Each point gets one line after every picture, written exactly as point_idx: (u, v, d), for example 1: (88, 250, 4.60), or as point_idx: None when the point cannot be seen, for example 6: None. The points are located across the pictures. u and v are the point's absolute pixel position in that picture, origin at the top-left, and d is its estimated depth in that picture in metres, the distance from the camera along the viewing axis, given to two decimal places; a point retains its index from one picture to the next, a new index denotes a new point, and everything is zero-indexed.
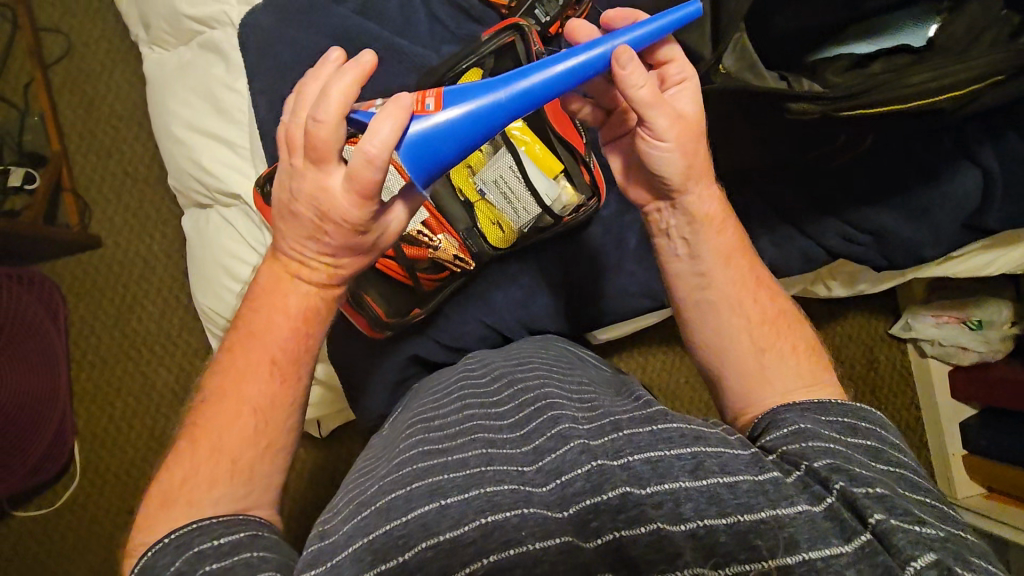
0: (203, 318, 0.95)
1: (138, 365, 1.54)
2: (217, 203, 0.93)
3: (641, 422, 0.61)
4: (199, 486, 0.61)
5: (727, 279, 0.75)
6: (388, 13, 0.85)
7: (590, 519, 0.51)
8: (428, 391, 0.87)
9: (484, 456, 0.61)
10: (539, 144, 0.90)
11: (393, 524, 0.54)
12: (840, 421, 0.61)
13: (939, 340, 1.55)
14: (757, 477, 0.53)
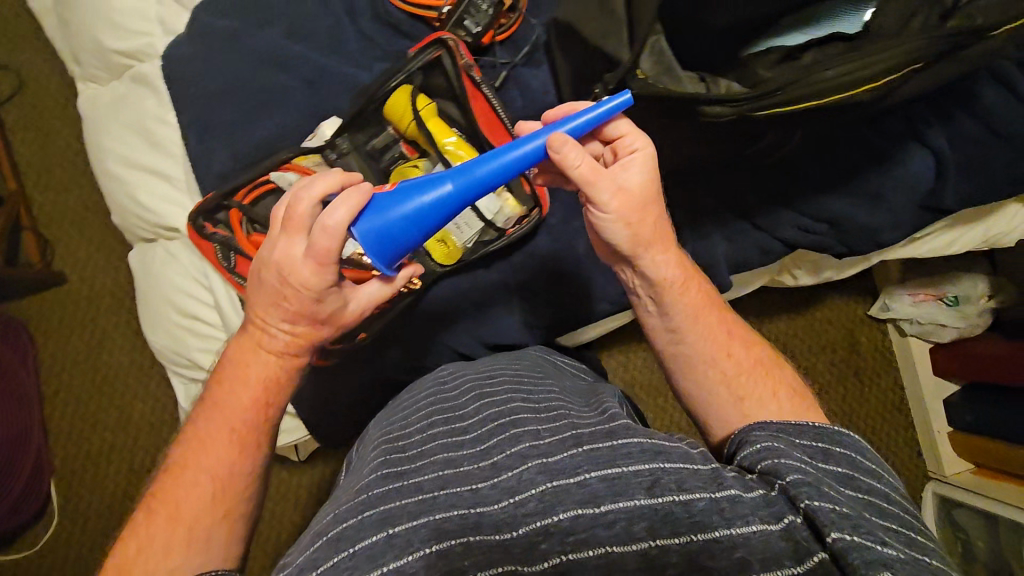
0: (160, 357, 0.93)
1: (112, 401, 1.53)
2: (164, 239, 0.91)
3: (603, 438, 0.60)
4: (154, 556, 0.57)
5: (704, 319, 0.73)
6: (314, 32, 0.83)
7: (539, 542, 0.50)
8: (398, 405, 0.85)
9: (440, 479, 0.60)
10: None
11: (342, 556, 0.50)
12: (812, 443, 0.59)
13: (917, 318, 1.55)
14: (714, 493, 0.51)
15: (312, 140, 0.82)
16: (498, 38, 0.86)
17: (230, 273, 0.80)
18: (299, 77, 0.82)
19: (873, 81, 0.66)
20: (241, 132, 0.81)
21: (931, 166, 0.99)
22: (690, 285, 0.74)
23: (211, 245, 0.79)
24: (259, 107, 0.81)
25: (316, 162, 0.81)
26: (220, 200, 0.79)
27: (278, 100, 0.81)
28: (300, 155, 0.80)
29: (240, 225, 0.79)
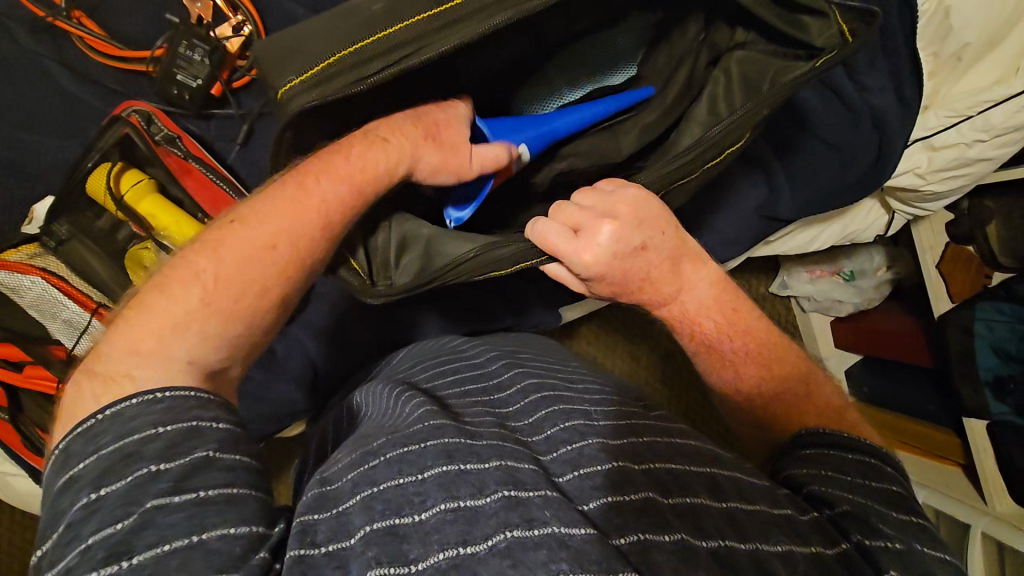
0: None
1: None
2: None
3: (657, 430, 0.51)
4: (166, 354, 0.43)
5: (720, 328, 0.61)
6: (47, 111, 0.83)
7: (612, 516, 0.40)
8: (404, 366, 0.73)
9: (499, 431, 0.48)
10: (176, 224, 0.69)
11: (409, 479, 0.40)
12: (863, 460, 0.53)
13: (814, 297, 1.34)
14: (773, 508, 0.45)
15: (32, 225, 0.75)
16: (233, 85, 0.76)
17: None
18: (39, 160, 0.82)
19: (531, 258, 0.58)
20: None
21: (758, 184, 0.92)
22: (651, 290, 0.61)
23: None
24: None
25: (31, 253, 0.74)
26: None
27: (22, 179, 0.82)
28: (9, 249, 0.73)
29: None
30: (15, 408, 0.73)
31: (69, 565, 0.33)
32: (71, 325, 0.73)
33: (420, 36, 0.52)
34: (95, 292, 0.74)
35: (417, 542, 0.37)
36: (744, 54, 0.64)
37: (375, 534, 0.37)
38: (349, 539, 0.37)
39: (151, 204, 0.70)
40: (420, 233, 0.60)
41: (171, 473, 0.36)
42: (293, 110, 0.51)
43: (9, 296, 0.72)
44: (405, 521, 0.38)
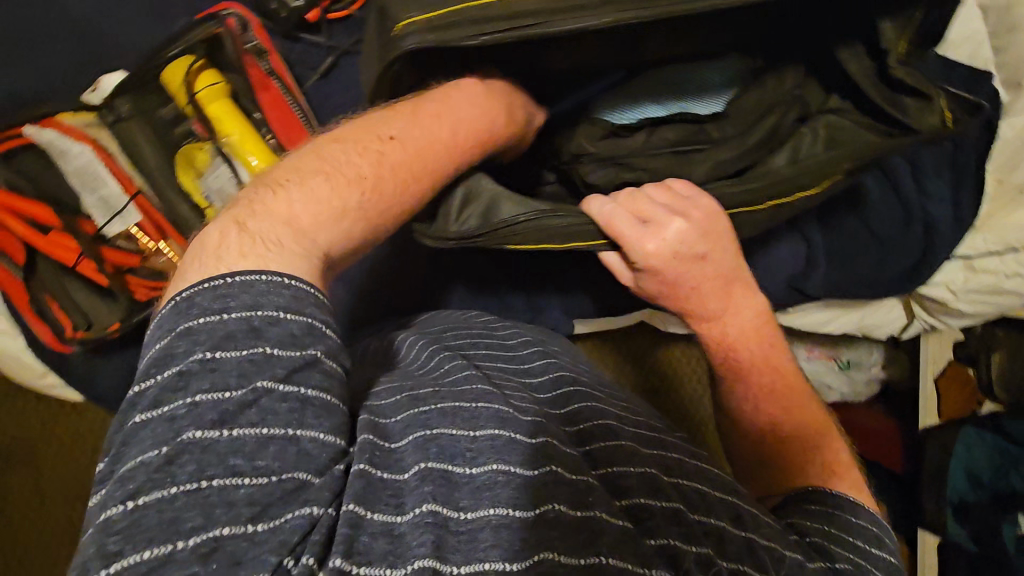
0: None
1: None
2: None
3: (692, 451, 0.54)
4: (278, 245, 0.42)
5: (754, 357, 0.61)
6: None
7: (645, 516, 0.43)
8: (430, 325, 0.74)
9: (541, 412, 0.48)
10: (244, 139, 0.69)
11: (462, 434, 0.41)
12: (865, 526, 0.54)
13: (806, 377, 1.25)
14: (787, 550, 0.47)
15: (95, 94, 0.74)
16: (330, 17, 0.77)
17: None
18: (118, 32, 0.82)
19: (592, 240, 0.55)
20: (42, 66, 0.79)
21: (799, 253, 0.92)
22: (698, 302, 0.59)
23: None
24: (69, 48, 0.80)
25: (87, 121, 0.72)
26: None
27: (94, 46, 0.81)
28: (68, 111, 0.72)
29: None
30: (30, 270, 0.72)
31: (175, 413, 0.34)
32: (105, 204, 0.72)
33: (539, 10, 0.52)
34: (140, 180, 0.74)
35: (467, 492, 0.38)
36: (835, 120, 0.64)
37: (431, 472, 0.38)
38: (392, 473, 0.38)
39: (223, 110, 0.69)
40: (483, 189, 0.57)
41: (281, 362, 0.37)
42: (403, 48, 0.51)
43: (54, 158, 0.71)
44: (459, 470, 0.39)
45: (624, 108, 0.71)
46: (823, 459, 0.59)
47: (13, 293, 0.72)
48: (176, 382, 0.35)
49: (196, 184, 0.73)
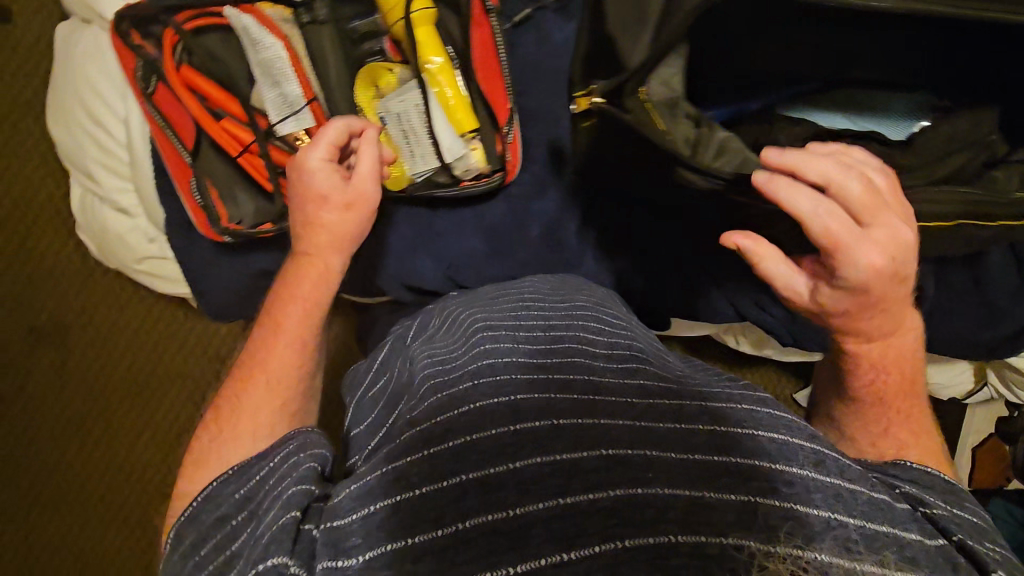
0: (77, 165, 0.84)
1: (18, 182, 1.39)
2: (95, 26, 0.79)
3: (759, 401, 0.51)
4: (241, 430, 0.57)
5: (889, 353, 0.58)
6: None
7: (719, 475, 0.43)
8: (487, 292, 0.77)
9: (592, 382, 0.52)
10: (443, 67, 0.69)
11: (502, 431, 0.47)
12: (936, 489, 0.50)
13: None
14: (871, 491, 0.44)
15: None
16: None
17: (145, 100, 0.69)
18: None
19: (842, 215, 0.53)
20: None
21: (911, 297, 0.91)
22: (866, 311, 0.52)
23: (133, 59, 0.68)
24: None
25: (283, 17, 0.71)
26: (160, 12, 0.67)
27: None
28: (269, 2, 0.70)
29: (172, 50, 0.68)
30: (196, 152, 0.70)
31: None
32: (284, 102, 0.71)
33: None
34: (317, 86, 0.73)
35: (513, 487, 0.43)
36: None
37: (472, 483, 0.43)
38: (415, 490, 0.44)
39: (430, 35, 0.69)
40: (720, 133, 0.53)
41: (240, 517, 0.48)
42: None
43: (245, 44, 0.69)
44: (495, 472, 0.44)
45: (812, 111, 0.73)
46: (920, 437, 0.57)
47: (175, 173, 0.70)
48: (227, 519, 0.49)
49: (373, 101, 0.73)
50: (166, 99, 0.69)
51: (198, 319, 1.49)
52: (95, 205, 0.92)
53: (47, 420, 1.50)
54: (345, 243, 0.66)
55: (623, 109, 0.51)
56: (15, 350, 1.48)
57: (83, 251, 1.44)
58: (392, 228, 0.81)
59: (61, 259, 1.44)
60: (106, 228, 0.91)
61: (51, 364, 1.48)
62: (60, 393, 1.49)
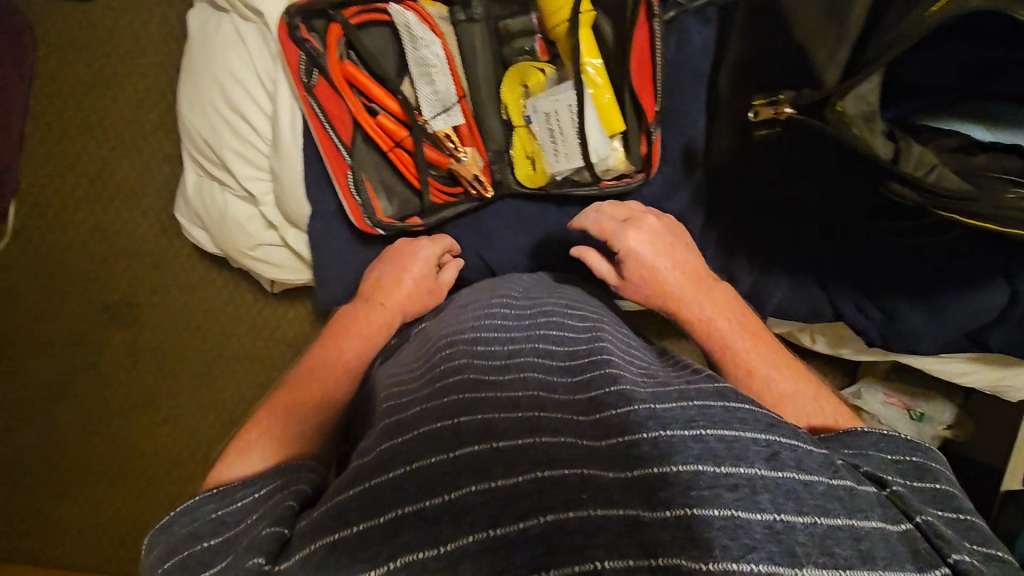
0: (205, 151, 0.86)
1: (100, 149, 1.38)
2: (234, 12, 0.80)
3: (714, 395, 0.48)
4: (260, 448, 0.55)
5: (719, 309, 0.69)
6: None
7: (659, 486, 0.40)
8: (453, 303, 0.75)
9: (537, 399, 0.51)
10: (600, 74, 0.72)
11: (441, 458, 0.43)
12: (904, 459, 0.52)
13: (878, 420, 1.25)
14: (830, 479, 0.43)
15: None
16: None
17: (305, 92, 0.70)
18: None
19: None
20: None
21: None
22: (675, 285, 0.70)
23: (297, 52, 0.69)
24: None
25: (440, 15, 0.73)
26: (326, 7, 0.69)
27: None
28: (430, 1, 0.73)
29: (337, 44, 0.69)
30: (351, 146, 0.72)
31: None
32: (436, 98, 0.73)
33: None
34: (465, 83, 0.75)
35: (449, 523, 0.39)
36: None
37: (405, 519, 0.40)
38: (353, 528, 0.40)
39: (587, 38, 0.71)
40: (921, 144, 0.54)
41: (215, 544, 0.45)
42: None
43: (404, 40, 0.71)
44: (433, 504, 0.40)
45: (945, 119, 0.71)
46: (810, 386, 0.61)
47: (333, 167, 0.72)
48: (198, 540, 0.45)
49: (520, 99, 0.75)
50: (325, 93, 0.70)
51: (269, 304, 1.39)
52: (206, 188, 0.92)
53: (111, 403, 1.43)
54: (410, 314, 0.74)
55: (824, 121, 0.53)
56: (70, 320, 1.43)
57: (150, 227, 1.40)
58: (520, 223, 0.83)
59: (128, 228, 1.40)
60: (217, 218, 0.91)
61: (126, 343, 1.42)
62: (128, 375, 1.43)
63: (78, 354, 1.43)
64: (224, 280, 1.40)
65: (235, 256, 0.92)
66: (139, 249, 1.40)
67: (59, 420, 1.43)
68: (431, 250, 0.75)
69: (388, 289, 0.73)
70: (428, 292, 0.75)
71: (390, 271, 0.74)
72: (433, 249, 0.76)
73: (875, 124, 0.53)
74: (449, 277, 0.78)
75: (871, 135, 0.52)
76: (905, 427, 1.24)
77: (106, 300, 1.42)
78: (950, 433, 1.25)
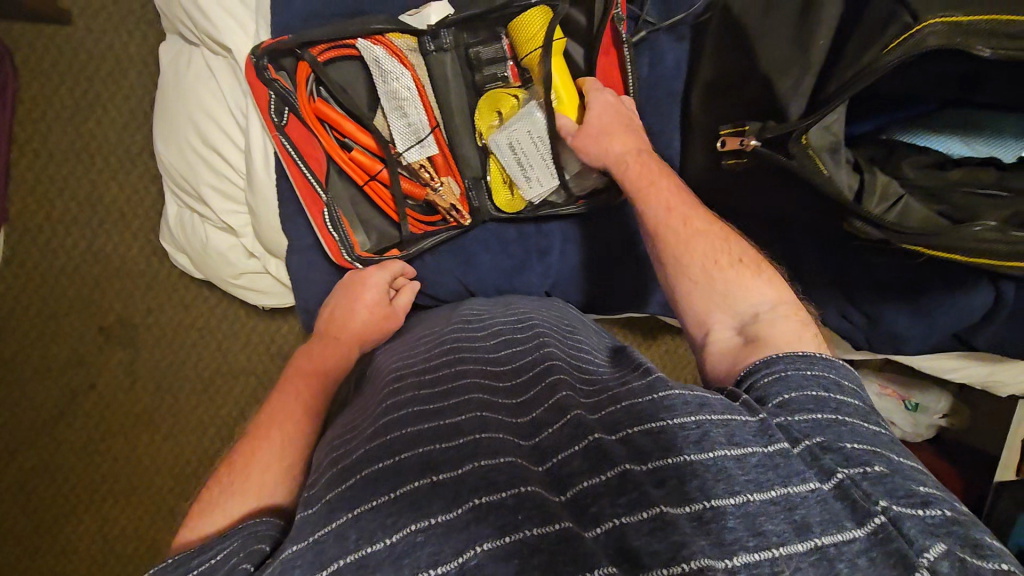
0: (179, 183, 0.86)
1: (87, 172, 1.37)
2: (204, 47, 0.80)
3: (643, 390, 0.51)
4: (224, 501, 0.52)
5: (670, 220, 0.64)
6: None
7: (588, 504, 0.41)
8: (411, 333, 0.75)
9: (479, 420, 0.51)
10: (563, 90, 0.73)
11: (381, 500, 0.43)
12: (822, 375, 0.49)
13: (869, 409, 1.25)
14: (767, 447, 0.43)
15: (410, 16, 0.72)
16: None
17: (277, 131, 0.71)
18: None
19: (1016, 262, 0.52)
20: None
21: (986, 307, 0.90)
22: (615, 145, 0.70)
23: (266, 92, 0.69)
24: None
25: (410, 46, 0.72)
26: (293, 46, 0.69)
27: None
28: (397, 32, 0.71)
29: (306, 81, 0.70)
30: (325, 182, 0.73)
31: None
32: (410, 130, 0.73)
33: None
34: (438, 113, 0.75)
35: (389, 567, 0.38)
36: None
37: (347, 570, 0.38)
38: None
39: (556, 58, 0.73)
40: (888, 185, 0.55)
41: None
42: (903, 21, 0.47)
43: (374, 75, 0.71)
44: (374, 551, 0.39)
45: (919, 134, 0.73)
46: (720, 262, 0.62)
47: (308, 202, 0.73)
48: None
49: (492, 126, 0.75)
50: (296, 131, 0.71)
51: (264, 319, 1.40)
52: (183, 218, 0.93)
53: (114, 424, 1.41)
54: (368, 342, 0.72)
55: (787, 155, 0.53)
56: (65, 348, 1.40)
57: (140, 248, 1.39)
58: (501, 246, 0.83)
59: (119, 251, 1.39)
60: (194, 249, 0.92)
61: (122, 364, 1.41)
62: (128, 395, 1.41)
63: (69, 379, 1.41)
64: (217, 298, 1.41)
65: (219, 285, 0.92)
66: (130, 271, 1.39)
67: (62, 444, 1.40)
68: (383, 273, 0.74)
69: (343, 319, 0.71)
70: (385, 317, 0.74)
71: (343, 301, 0.72)
72: (387, 274, 0.74)
73: (841, 154, 0.54)
74: (405, 301, 0.76)
75: (831, 161, 0.53)
76: (899, 418, 1.24)
77: (99, 322, 1.40)
78: (949, 421, 1.22)
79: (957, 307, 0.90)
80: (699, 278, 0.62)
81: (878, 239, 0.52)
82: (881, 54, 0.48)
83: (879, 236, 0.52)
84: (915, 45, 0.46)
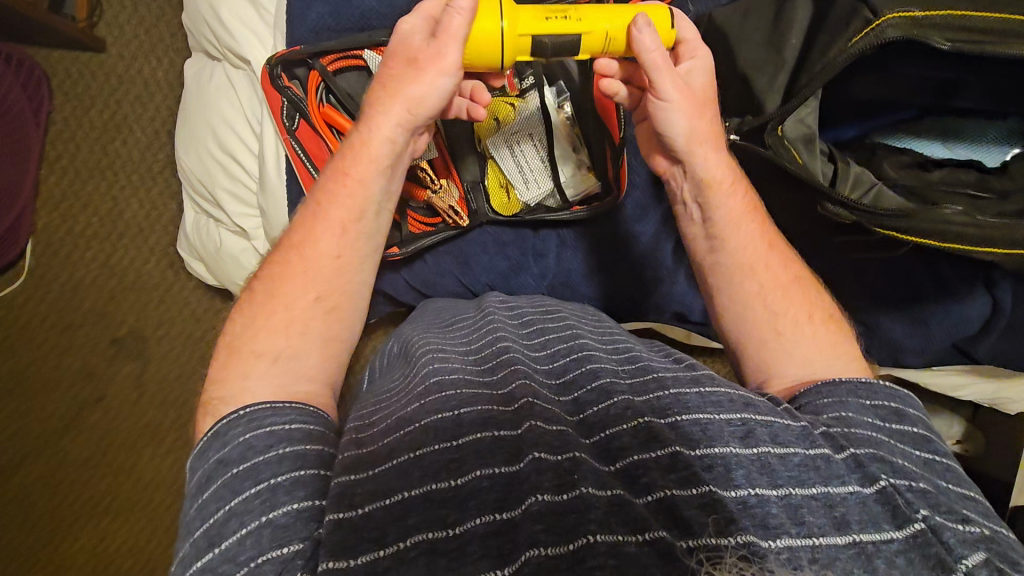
0: (195, 188, 0.92)
1: (112, 189, 1.44)
2: (225, 60, 0.86)
3: (691, 381, 0.54)
4: (259, 329, 0.58)
5: (755, 254, 0.65)
6: None
7: (639, 475, 0.44)
8: (435, 316, 0.79)
9: (531, 387, 0.54)
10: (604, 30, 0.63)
11: (445, 446, 0.46)
12: (883, 404, 0.53)
13: None
14: (809, 451, 0.46)
15: None
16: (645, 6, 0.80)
17: (288, 134, 0.76)
18: None
19: (996, 245, 0.54)
20: None
21: (984, 315, 0.90)
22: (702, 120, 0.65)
23: (280, 98, 0.75)
24: None
25: None
26: (307, 56, 0.75)
27: None
28: None
29: (316, 89, 0.75)
30: None
31: None
32: None
33: (998, 32, 0.52)
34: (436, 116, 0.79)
35: (456, 506, 0.41)
36: None
37: (413, 500, 0.41)
38: (358, 509, 0.41)
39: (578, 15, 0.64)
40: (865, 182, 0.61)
41: (257, 497, 0.44)
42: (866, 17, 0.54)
43: None
44: (443, 487, 0.42)
45: (904, 137, 0.76)
46: (817, 333, 0.62)
47: None
48: (228, 467, 0.46)
49: (489, 129, 0.80)
50: (305, 134, 0.75)
51: None
52: (194, 231, 0.97)
53: (120, 434, 1.42)
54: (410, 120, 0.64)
55: (764, 145, 0.58)
56: (80, 359, 1.44)
57: (157, 262, 1.44)
58: (499, 249, 0.86)
59: (137, 263, 1.44)
60: (205, 255, 0.96)
61: (133, 374, 1.44)
62: (138, 406, 1.43)
63: (81, 388, 1.43)
64: (227, 310, 1.44)
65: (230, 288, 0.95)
66: (147, 283, 1.44)
67: (69, 453, 1.41)
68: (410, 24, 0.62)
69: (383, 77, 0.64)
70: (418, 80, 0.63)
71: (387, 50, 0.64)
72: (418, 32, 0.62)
73: (814, 145, 0.60)
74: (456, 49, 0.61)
75: (805, 150, 0.59)
76: None
77: (114, 333, 1.44)
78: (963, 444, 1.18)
79: (952, 313, 0.90)
80: (789, 336, 0.61)
81: (850, 221, 0.56)
82: (850, 48, 0.53)
83: (852, 220, 0.56)
84: (878, 35, 0.52)
